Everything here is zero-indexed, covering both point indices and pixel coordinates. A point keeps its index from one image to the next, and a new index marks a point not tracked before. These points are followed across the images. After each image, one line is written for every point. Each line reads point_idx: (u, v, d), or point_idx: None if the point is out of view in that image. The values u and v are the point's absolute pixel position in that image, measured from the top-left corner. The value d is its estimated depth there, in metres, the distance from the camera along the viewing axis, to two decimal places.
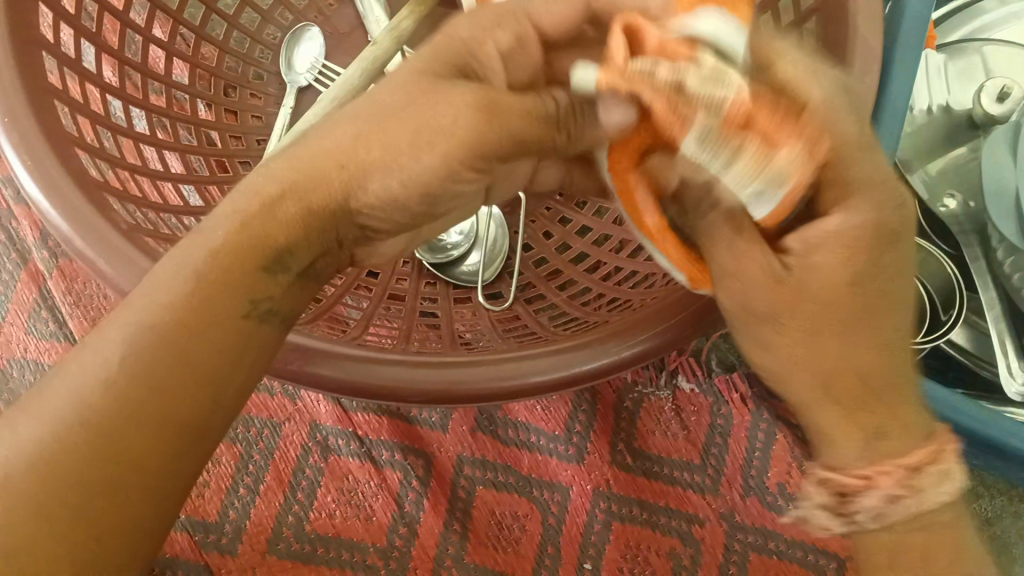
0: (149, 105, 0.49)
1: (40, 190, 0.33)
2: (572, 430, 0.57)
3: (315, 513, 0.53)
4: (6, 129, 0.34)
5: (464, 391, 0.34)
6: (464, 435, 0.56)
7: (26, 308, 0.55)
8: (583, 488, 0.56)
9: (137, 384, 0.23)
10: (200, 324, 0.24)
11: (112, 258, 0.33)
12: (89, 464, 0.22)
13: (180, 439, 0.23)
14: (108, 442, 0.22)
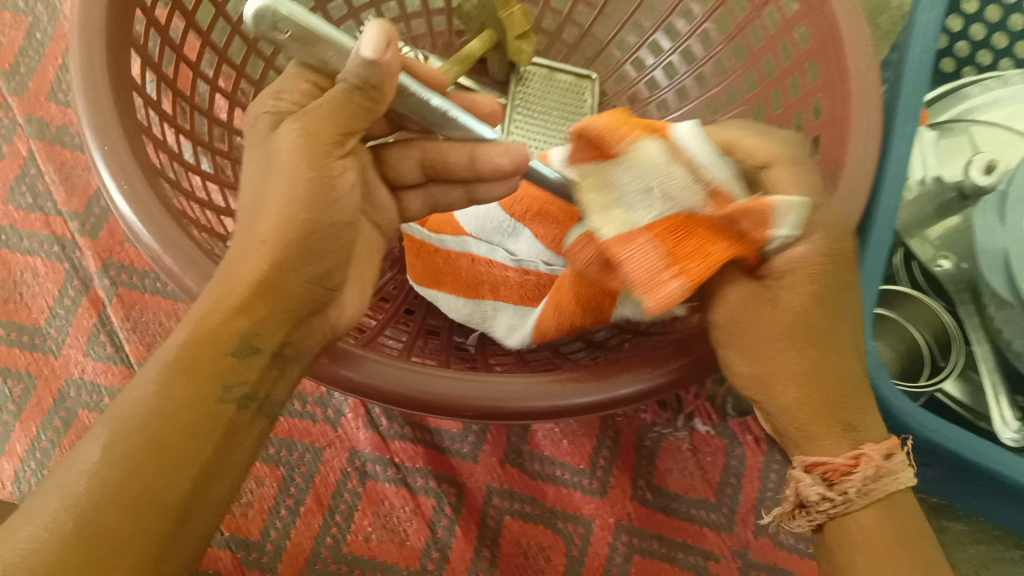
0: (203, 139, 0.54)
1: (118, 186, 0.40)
2: (597, 464, 0.60)
3: (351, 536, 0.56)
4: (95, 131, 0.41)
5: (547, 408, 0.36)
6: (493, 466, 0.59)
7: (85, 333, 0.58)
8: (606, 521, 0.59)
9: (129, 496, 0.25)
10: (207, 395, 0.28)
11: (175, 252, 0.40)
12: (164, 472, 0.26)
13: (177, 508, 0.26)
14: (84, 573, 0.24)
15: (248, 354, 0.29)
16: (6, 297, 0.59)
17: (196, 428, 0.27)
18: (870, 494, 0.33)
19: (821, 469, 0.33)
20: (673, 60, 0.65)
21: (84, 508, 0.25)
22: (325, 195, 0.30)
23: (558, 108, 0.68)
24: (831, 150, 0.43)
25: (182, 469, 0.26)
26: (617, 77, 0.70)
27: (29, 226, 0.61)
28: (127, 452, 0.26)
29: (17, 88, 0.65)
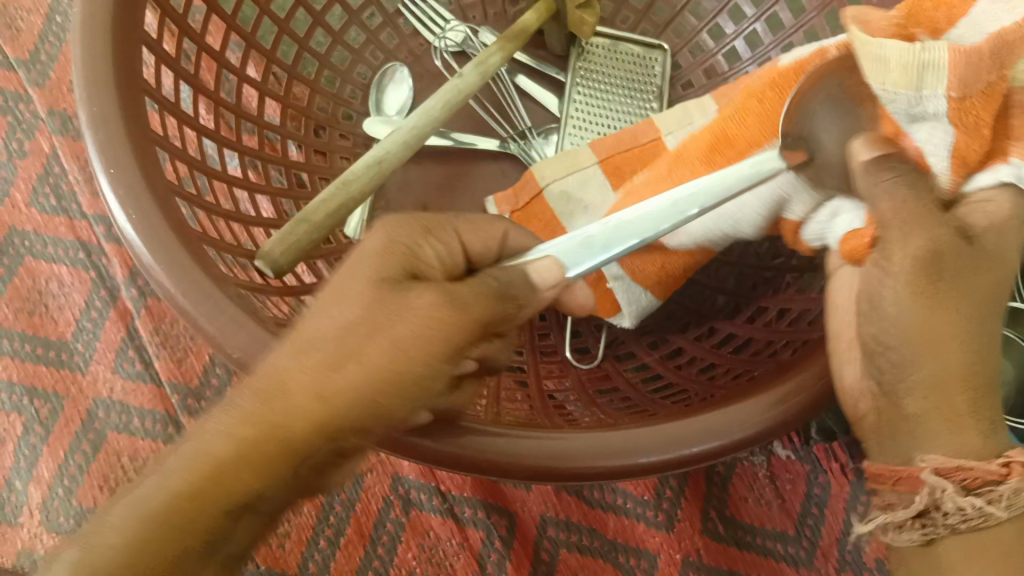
0: (242, 147, 0.46)
1: (143, 244, 0.32)
2: (662, 495, 0.54)
3: (394, 569, 0.52)
4: (113, 181, 0.33)
5: (605, 468, 0.31)
6: (548, 494, 0.54)
7: (113, 347, 0.56)
8: (671, 556, 0.53)
9: None
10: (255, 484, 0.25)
11: (212, 315, 0.32)
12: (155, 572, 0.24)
13: None
14: None
15: (250, 511, 0.25)
16: (32, 310, 0.56)
17: (191, 514, 0.24)
18: (1015, 510, 0.27)
19: (963, 475, 0.27)
20: (756, 30, 0.52)
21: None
22: (371, 338, 0.25)
23: (624, 85, 0.53)
24: None
25: (185, 544, 0.24)
26: (692, 48, 0.55)
27: (54, 231, 0.58)
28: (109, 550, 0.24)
29: (38, 79, 0.60)
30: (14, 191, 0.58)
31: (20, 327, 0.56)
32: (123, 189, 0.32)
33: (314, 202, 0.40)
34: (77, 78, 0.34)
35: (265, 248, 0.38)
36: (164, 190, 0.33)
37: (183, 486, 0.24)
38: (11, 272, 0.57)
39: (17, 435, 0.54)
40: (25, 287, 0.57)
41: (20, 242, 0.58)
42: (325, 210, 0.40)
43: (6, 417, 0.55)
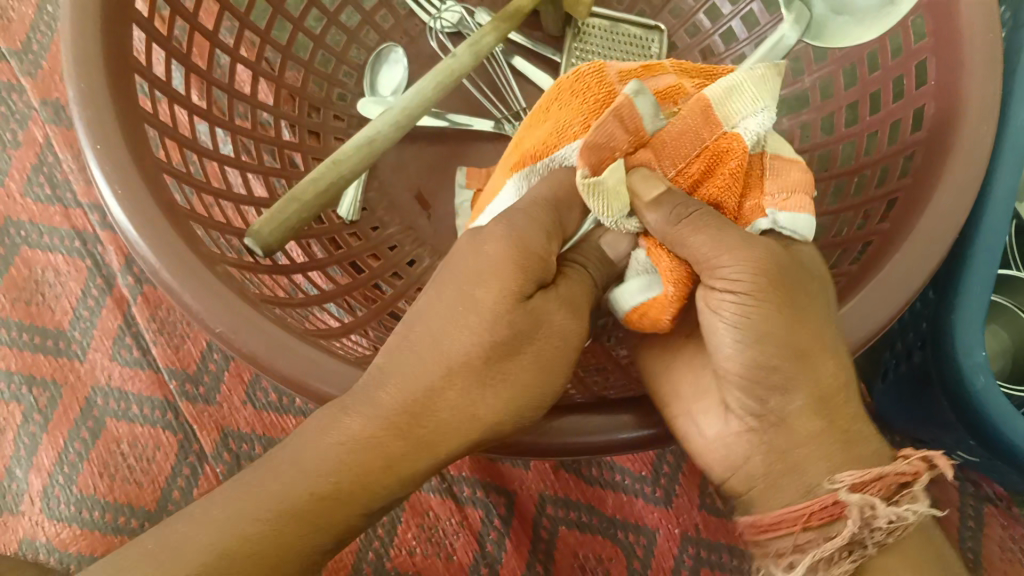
0: (234, 129, 0.45)
1: (129, 222, 0.32)
2: (661, 471, 0.54)
3: (395, 550, 0.52)
4: (101, 157, 0.33)
5: (585, 445, 0.31)
6: (546, 472, 0.54)
7: (111, 335, 0.56)
8: (670, 532, 0.53)
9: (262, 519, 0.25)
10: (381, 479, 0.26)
11: (198, 292, 0.31)
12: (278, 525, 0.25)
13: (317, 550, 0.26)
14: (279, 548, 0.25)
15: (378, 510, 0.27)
16: (29, 299, 0.57)
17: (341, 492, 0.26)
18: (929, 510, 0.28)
19: (873, 483, 0.28)
20: (752, 9, 0.52)
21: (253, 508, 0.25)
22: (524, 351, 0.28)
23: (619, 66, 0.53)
24: (938, 121, 0.35)
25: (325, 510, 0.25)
26: (689, 29, 0.55)
27: (49, 220, 0.58)
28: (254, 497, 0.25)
29: (31, 68, 0.60)
30: (8, 181, 0.58)
31: (18, 315, 0.56)
32: (110, 166, 0.32)
33: (304, 180, 0.39)
34: (64, 52, 0.34)
35: (255, 227, 0.38)
36: (150, 168, 0.33)
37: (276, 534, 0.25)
38: (7, 261, 0.57)
39: (16, 424, 0.54)
40: (21, 276, 0.57)
41: (16, 232, 0.58)
42: (315, 190, 0.40)
43: (6, 405, 0.55)
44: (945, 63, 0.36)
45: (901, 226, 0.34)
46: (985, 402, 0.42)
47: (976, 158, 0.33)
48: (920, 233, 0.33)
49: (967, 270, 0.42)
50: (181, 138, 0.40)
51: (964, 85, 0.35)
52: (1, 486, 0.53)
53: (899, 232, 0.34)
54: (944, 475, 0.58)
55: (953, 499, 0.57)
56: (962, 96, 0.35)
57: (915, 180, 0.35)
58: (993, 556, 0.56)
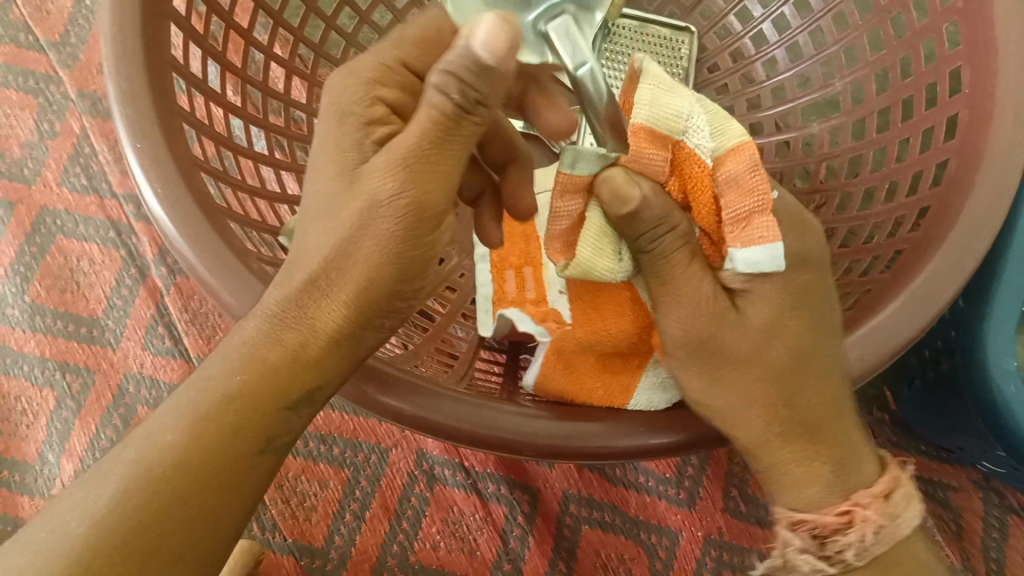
0: (268, 124, 0.46)
1: (167, 216, 0.32)
2: (684, 473, 0.54)
3: (419, 544, 0.53)
4: (141, 154, 0.33)
5: (630, 448, 0.32)
6: (570, 471, 0.54)
7: (143, 324, 0.57)
8: (694, 534, 0.54)
9: (178, 484, 0.24)
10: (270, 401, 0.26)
11: (235, 288, 0.32)
12: (183, 499, 0.24)
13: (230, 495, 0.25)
14: (194, 509, 0.25)
15: (305, 407, 0.27)
16: (63, 287, 0.57)
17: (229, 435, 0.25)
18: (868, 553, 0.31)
19: (804, 527, 0.31)
20: (783, 13, 0.52)
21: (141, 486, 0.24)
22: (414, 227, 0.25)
23: None
24: (973, 129, 0.35)
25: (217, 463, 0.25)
26: (720, 32, 0.55)
27: (85, 210, 0.59)
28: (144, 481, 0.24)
29: (68, 60, 0.61)
30: (45, 171, 0.59)
31: (53, 303, 0.57)
32: (148, 160, 0.33)
33: None
34: (105, 53, 0.34)
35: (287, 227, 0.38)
36: (187, 162, 0.34)
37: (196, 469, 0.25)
38: (43, 250, 0.58)
39: (50, 409, 0.55)
40: (56, 264, 0.58)
41: (51, 221, 0.59)
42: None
43: (40, 391, 0.56)
44: (981, 73, 0.36)
45: (933, 236, 0.34)
46: (1013, 412, 0.42)
47: (1008, 170, 0.33)
48: (954, 241, 0.33)
49: (999, 279, 0.42)
50: (217, 137, 0.41)
51: (998, 96, 0.35)
52: (34, 470, 0.54)
53: (932, 240, 0.33)
54: (968, 483, 0.58)
55: (977, 508, 0.57)
56: (997, 107, 0.34)
57: (948, 187, 0.35)
58: (1016, 567, 0.56)
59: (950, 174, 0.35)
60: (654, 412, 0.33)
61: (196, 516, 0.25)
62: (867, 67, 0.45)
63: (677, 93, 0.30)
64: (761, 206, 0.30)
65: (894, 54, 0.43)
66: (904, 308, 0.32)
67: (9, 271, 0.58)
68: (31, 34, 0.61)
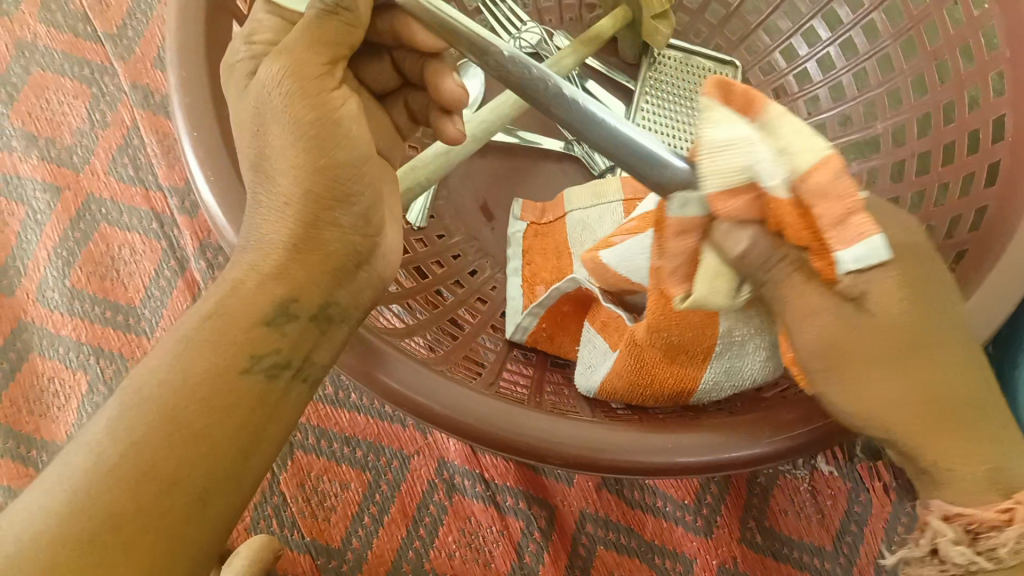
0: None
1: (222, 210, 0.33)
2: (703, 501, 0.55)
3: (434, 551, 0.53)
4: (195, 142, 0.34)
5: (647, 463, 0.33)
6: (589, 490, 0.55)
7: (178, 315, 0.57)
8: (708, 562, 0.54)
9: (178, 436, 0.25)
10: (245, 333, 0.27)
11: None
12: (185, 443, 0.25)
13: (230, 428, 0.26)
14: (203, 454, 0.25)
15: (284, 320, 0.28)
16: (103, 274, 0.59)
17: (209, 377, 0.26)
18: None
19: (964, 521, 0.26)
20: (829, 53, 0.51)
21: (129, 453, 0.24)
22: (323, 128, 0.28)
23: (691, 97, 0.54)
24: (1016, 175, 0.36)
25: (213, 401, 0.26)
26: (764, 66, 0.55)
27: (129, 200, 0.60)
28: (137, 442, 0.24)
29: (124, 53, 0.63)
30: (94, 159, 0.61)
31: (92, 289, 0.58)
32: (206, 155, 0.34)
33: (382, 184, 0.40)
34: (171, 47, 0.35)
35: None
36: None
37: (202, 393, 0.26)
38: (86, 236, 0.59)
39: (81, 393, 0.56)
40: (98, 251, 0.59)
41: (96, 209, 0.60)
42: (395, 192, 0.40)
43: (73, 374, 0.57)
44: None
45: (971, 277, 0.34)
46: None
47: None
48: (993, 281, 0.33)
49: None
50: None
51: None
52: None
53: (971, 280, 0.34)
54: None
55: None
56: None
57: (988, 231, 0.35)
58: None
59: (988, 219, 0.36)
60: (672, 426, 0.34)
61: (209, 455, 0.25)
62: (910, 109, 0.46)
63: (736, 148, 0.28)
64: (855, 207, 0.27)
65: (937, 98, 0.44)
66: None
67: (51, 255, 0.59)
68: (90, 26, 0.63)
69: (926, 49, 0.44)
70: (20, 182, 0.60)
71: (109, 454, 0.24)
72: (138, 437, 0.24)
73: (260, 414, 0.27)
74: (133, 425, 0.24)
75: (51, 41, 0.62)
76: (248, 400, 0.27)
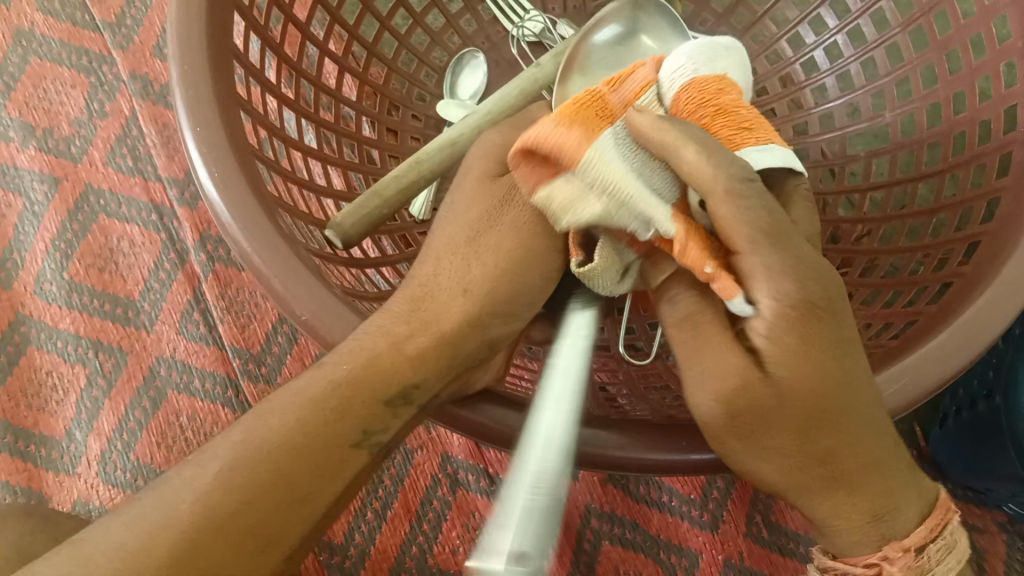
0: (319, 120, 0.46)
1: (224, 205, 0.32)
2: (709, 495, 0.54)
3: (438, 547, 0.53)
4: (199, 139, 0.33)
5: (659, 461, 0.32)
6: (594, 485, 0.54)
7: (179, 308, 0.57)
8: (714, 557, 0.53)
9: (235, 507, 0.25)
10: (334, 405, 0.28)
11: (285, 280, 0.32)
12: (260, 506, 0.26)
13: (311, 479, 0.27)
14: (263, 509, 0.26)
15: (376, 425, 0.29)
16: (102, 267, 0.58)
17: (286, 456, 0.27)
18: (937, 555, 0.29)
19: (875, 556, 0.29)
20: (836, 41, 0.51)
21: (192, 528, 0.25)
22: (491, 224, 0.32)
23: None
24: None
25: (275, 471, 0.26)
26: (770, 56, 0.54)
27: (129, 191, 0.59)
28: (211, 521, 0.25)
29: (123, 42, 0.62)
30: (93, 150, 0.60)
31: (91, 282, 0.58)
32: (209, 152, 0.33)
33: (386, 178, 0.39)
34: (171, 42, 0.35)
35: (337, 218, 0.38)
36: (246, 156, 0.34)
37: (237, 480, 0.26)
38: (85, 228, 0.58)
39: (80, 387, 0.56)
40: (97, 243, 0.58)
41: (95, 200, 0.59)
42: (397, 185, 0.40)
43: (72, 368, 0.56)
44: None
45: (983, 273, 0.33)
46: None
47: None
48: (1005, 277, 0.32)
49: None
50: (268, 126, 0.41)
51: None
52: (61, 447, 0.55)
53: (982, 277, 0.33)
54: (994, 527, 0.57)
55: (1001, 552, 0.56)
56: None
57: (1007, 219, 0.34)
58: None
59: (1002, 211, 0.35)
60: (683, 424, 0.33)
61: (274, 519, 0.26)
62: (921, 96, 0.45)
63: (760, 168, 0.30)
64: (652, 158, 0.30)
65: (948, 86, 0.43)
66: (949, 345, 0.31)
67: (49, 247, 0.58)
68: (88, 14, 0.62)
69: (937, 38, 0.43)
70: (17, 173, 0.59)
71: (186, 519, 0.25)
72: (206, 506, 0.25)
73: (304, 473, 0.27)
74: (187, 503, 0.25)
75: (49, 30, 0.62)
76: (317, 467, 0.27)
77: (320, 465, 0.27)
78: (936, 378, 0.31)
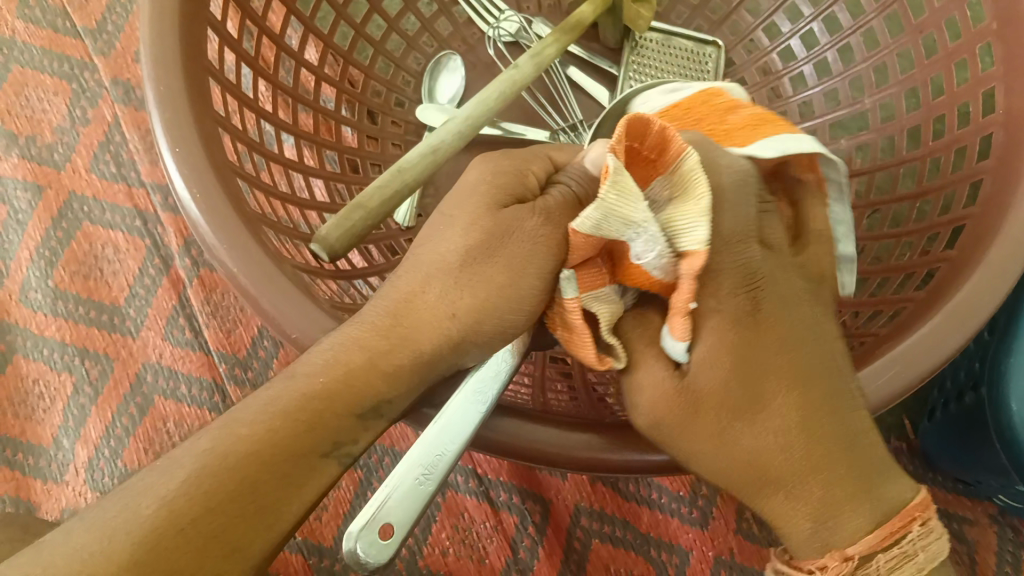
0: (298, 131, 0.46)
1: (200, 214, 0.32)
2: (699, 492, 0.54)
3: (428, 549, 0.53)
4: (177, 156, 0.33)
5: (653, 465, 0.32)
6: (583, 484, 0.54)
7: (164, 314, 0.57)
8: (704, 554, 0.53)
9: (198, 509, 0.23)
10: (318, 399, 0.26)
11: (266, 291, 0.32)
12: (224, 505, 0.24)
13: (285, 483, 0.25)
14: (231, 506, 0.24)
15: (371, 418, 0.27)
16: (87, 274, 0.58)
17: (265, 457, 0.25)
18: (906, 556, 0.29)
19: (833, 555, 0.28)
20: (812, 29, 0.51)
21: (154, 522, 0.23)
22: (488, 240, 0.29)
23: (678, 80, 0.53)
24: (1012, 150, 0.35)
25: (249, 473, 0.24)
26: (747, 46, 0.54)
27: (112, 198, 0.59)
28: (166, 519, 0.23)
29: (104, 48, 0.61)
30: (76, 156, 0.60)
31: (76, 289, 0.57)
32: (187, 165, 0.33)
33: (370, 188, 0.38)
34: (147, 58, 0.34)
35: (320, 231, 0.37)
36: (224, 169, 0.34)
37: (210, 485, 0.24)
38: (69, 235, 0.58)
39: (67, 394, 0.56)
40: (81, 250, 0.58)
41: (79, 207, 0.59)
42: (379, 198, 0.38)
43: (58, 375, 0.56)
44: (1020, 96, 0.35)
45: (969, 257, 0.33)
46: None
47: None
48: (993, 257, 0.32)
49: None
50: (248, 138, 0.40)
51: None
52: (48, 454, 0.55)
53: (968, 258, 0.33)
54: (984, 518, 0.57)
55: (991, 543, 0.56)
56: None
57: (985, 207, 0.34)
58: None
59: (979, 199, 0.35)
60: None
61: (243, 526, 0.24)
62: (897, 87, 0.45)
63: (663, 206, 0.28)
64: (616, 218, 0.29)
65: (924, 74, 0.43)
66: (932, 333, 0.31)
67: (34, 256, 0.58)
68: (68, 20, 0.62)
69: (913, 24, 0.43)
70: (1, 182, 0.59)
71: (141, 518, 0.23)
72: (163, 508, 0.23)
73: (271, 480, 0.24)
74: (150, 496, 0.23)
75: (30, 37, 0.61)
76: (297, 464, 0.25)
77: (306, 466, 0.25)
78: (924, 368, 0.31)
